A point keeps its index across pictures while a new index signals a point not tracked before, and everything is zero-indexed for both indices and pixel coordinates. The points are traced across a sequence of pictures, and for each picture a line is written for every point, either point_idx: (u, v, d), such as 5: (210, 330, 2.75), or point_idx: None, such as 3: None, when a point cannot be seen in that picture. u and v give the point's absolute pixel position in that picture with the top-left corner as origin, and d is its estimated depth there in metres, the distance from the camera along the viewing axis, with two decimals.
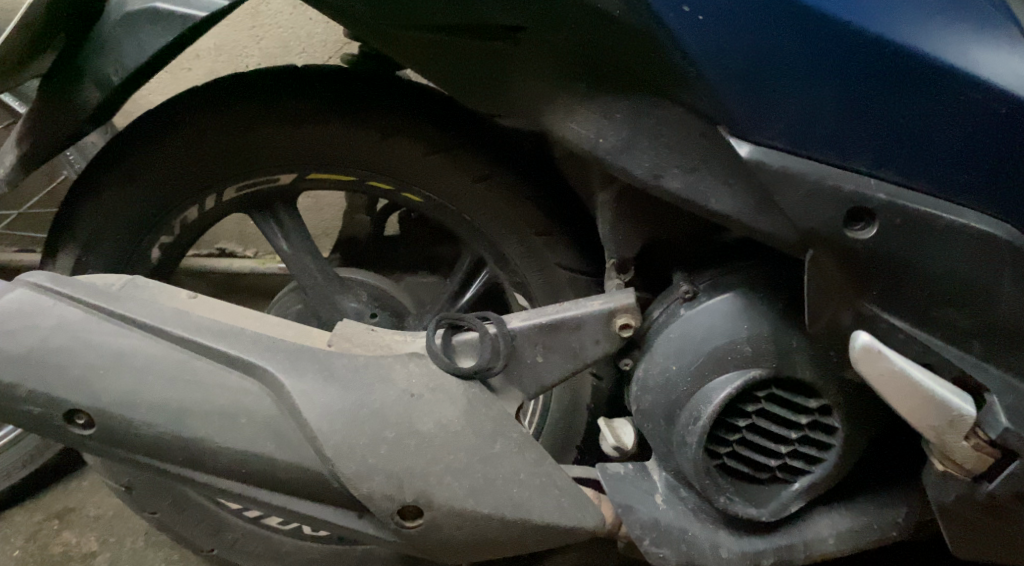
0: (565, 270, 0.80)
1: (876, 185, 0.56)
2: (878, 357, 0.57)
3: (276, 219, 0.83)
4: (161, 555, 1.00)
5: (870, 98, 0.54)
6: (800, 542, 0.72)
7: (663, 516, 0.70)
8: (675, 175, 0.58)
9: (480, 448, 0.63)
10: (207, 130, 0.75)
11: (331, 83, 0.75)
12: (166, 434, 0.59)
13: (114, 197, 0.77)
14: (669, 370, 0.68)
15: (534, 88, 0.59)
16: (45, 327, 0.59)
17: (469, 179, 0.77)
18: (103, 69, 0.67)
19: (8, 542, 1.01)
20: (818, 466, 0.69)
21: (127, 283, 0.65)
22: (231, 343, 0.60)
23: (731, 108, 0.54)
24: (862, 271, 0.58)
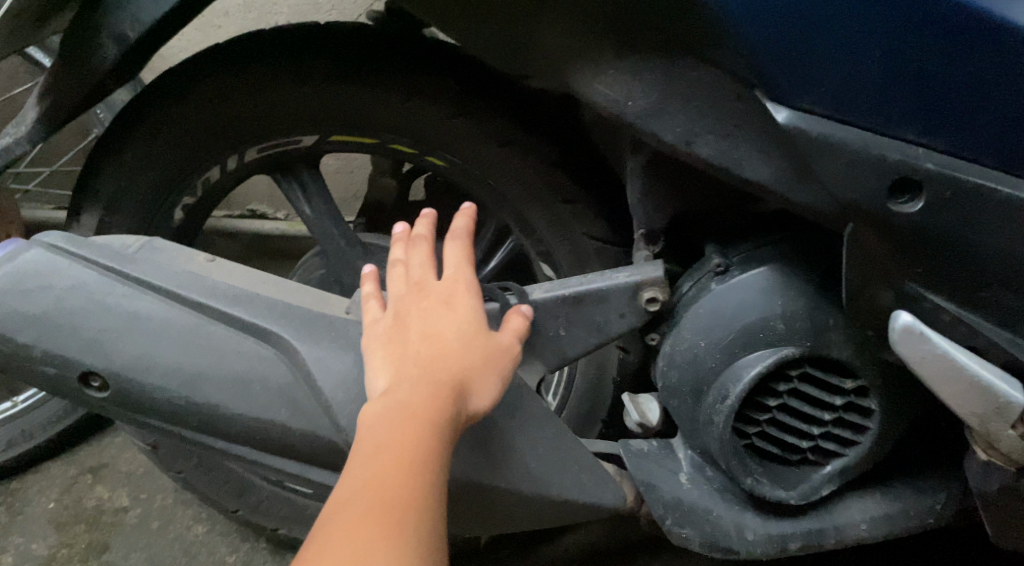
0: (592, 240, 0.77)
1: (924, 154, 0.52)
2: (920, 339, 0.53)
3: (300, 183, 0.81)
4: (190, 513, 1.02)
5: (921, 60, 0.49)
6: (832, 527, 0.69)
7: (687, 496, 0.68)
8: (708, 141, 0.54)
9: (498, 422, 0.62)
10: (226, 88, 0.73)
11: (351, 42, 0.72)
12: (181, 399, 0.59)
13: (134, 157, 0.76)
14: (697, 347, 0.65)
15: (566, 46, 0.55)
16: (61, 288, 0.58)
17: (494, 143, 0.74)
18: (120, 25, 0.65)
19: (44, 494, 1.04)
20: (852, 449, 0.65)
21: (144, 244, 0.63)
22: (246, 308, 0.59)
23: (767, 71, 0.50)
24: (908, 247, 0.54)
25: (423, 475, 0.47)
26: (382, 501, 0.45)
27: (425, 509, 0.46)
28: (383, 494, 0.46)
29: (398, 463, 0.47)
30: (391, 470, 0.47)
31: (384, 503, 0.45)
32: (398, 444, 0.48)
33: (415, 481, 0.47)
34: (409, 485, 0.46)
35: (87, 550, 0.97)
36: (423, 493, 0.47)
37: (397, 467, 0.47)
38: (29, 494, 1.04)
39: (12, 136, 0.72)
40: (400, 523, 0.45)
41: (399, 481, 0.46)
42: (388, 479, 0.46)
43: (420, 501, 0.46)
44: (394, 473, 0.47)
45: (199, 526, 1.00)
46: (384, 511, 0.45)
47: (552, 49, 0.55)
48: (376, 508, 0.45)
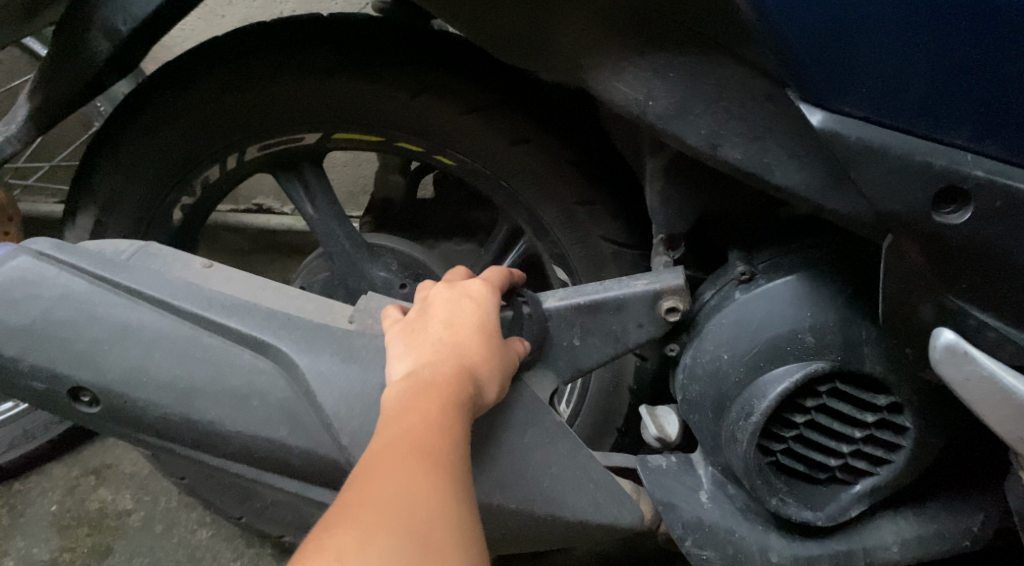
0: (608, 243, 0.73)
1: (973, 161, 0.47)
2: (965, 360, 0.50)
3: (303, 182, 0.77)
4: (194, 516, 1.00)
5: (973, 58, 0.45)
6: (861, 548, 0.65)
7: (707, 515, 0.65)
8: (736, 144, 0.50)
9: (508, 439, 0.59)
10: (225, 84, 0.69)
11: (356, 36, 0.68)
12: (175, 415, 0.56)
13: (130, 156, 0.72)
14: (720, 360, 0.61)
15: (584, 42, 0.51)
16: (50, 298, 0.55)
17: (506, 141, 0.70)
18: (112, 18, 0.62)
19: (46, 496, 1.02)
20: (884, 468, 0.61)
21: (139, 250, 0.61)
22: (243, 319, 0.56)
23: (803, 70, 0.46)
24: (954, 260, 0.49)
25: (454, 438, 0.46)
26: (417, 455, 0.43)
27: (457, 469, 0.44)
28: (417, 449, 0.44)
29: (428, 423, 0.45)
30: (423, 429, 0.45)
31: (419, 459, 0.43)
32: (428, 407, 0.46)
33: (447, 441, 0.45)
34: (443, 443, 0.45)
35: (90, 555, 0.95)
36: (455, 454, 0.45)
37: (428, 426, 0.45)
38: (31, 496, 1.02)
39: (2, 135, 0.69)
40: (437, 476, 0.43)
41: (431, 439, 0.45)
42: (419, 437, 0.44)
43: (453, 460, 0.44)
44: (427, 432, 0.45)
45: (203, 530, 0.98)
46: (419, 465, 0.43)
47: (568, 44, 0.51)
48: (411, 462, 0.43)
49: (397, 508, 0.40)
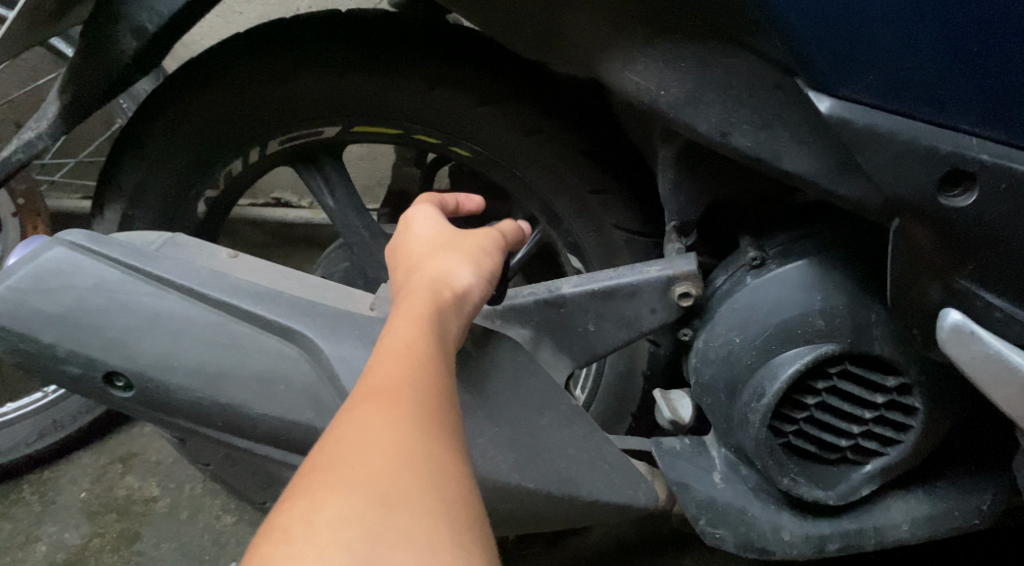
0: (621, 231, 0.75)
1: (978, 145, 0.49)
2: (971, 339, 0.51)
3: (322, 174, 0.79)
4: (218, 503, 1.03)
5: (977, 45, 0.47)
6: (872, 527, 0.67)
7: (721, 495, 0.66)
8: (745, 132, 0.51)
9: (526, 422, 0.62)
10: (247, 80, 0.71)
11: (373, 29, 0.70)
12: (204, 399, 0.58)
13: (155, 150, 0.75)
14: (732, 344, 0.63)
15: (598, 33, 0.52)
16: (82, 288, 0.57)
17: (521, 132, 0.72)
18: (139, 17, 0.64)
19: (76, 484, 1.05)
20: (894, 448, 0.63)
21: (167, 241, 0.64)
22: (268, 307, 0.58)
23: (811, 58, 0.48)
24: (960, 243, 0.51)
25: (438, 378, 0.44)
26: (397, 394, 0.42)
27: (443, 408, 0.43)
28: (397, 389, 0.42)
29: (408, 363, 0.44)
30: (402, 370, 0.44)
31: (399, 397, 0.42)
32: (406, 349, 0.45)
33: (430, 382, 0.43)
34: (425, 384, 0.43)
35: (118, 540, 0.98)
36: (439, 393, 0.43)
37: (408, 366, 0.44)
38: (61, 483, 1.05)
39: (34, 131, 0.71)
40: (421, 414, 0.41)
41: (413, 379, 0.43)
42: (399, 378, 0.43)
43: (437, 399, 0.43)
44: (408, 374, 0.43)
45: (228, 516, 1.01)
46: (400, 403, 0.41)
47: (582, 36, 0.53)
48: (390, 402, 0.41)
49: (375, 445, 0.39)
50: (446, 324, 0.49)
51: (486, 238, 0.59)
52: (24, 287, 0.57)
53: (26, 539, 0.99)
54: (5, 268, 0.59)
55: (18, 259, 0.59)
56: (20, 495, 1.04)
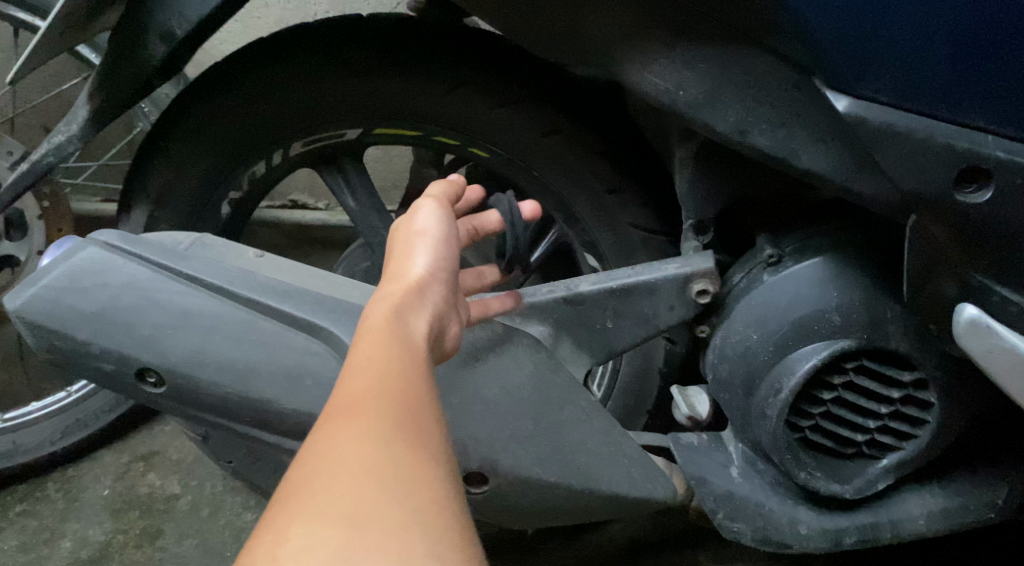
0: (638, 230, 0.76)
1: (993, 142, 0.50)
2: (988, 334, 0.52)
3: (343, 175, 0.81)
4: (239, 500, 1.04)
5: (989, 46, 0.48)
6: (887, 521, 0.68)
7: (738, 489, 0.67)
8: (763, 130, 0.52)
9: (547, 416, 0.63)
10: (271, 84, 0.73)
11: (395, 34, 0.72)
12: (234, 394, 0.60)
13: (181, 153, 0.76)
14: (749, 340, 0.64)
15: (619, 35, 0.53)
16: (115, 286, 0.59)
17: (539, 133, 0.73)
18: (167, 22, 0.66)
19: (99, 481, 1.07)
20: (910, 443, 0.64)
21: (195, 241, 0.65)
22: (296, 304, 0.60)
23: (829, 59, 0.49)
24: (976, 238, 0.52)
25: (411, 381, 0.41)
26: (362, 405, 0.39)
27: (420, 411, 0.40)
28: (366, 398, 0.39)
29: (374, 370, 0.41)
30: (371, 377, 0.41)
31: (368, 408, 0.39)
32: (373, 355, 0.42)
33: (403, 387, 0.41)
34: (396, 390, 0.40)
35: (142, 536, 1.00)
36: (415, 396, 0.40)
37: (375, 372, 0.41)
38: (84, 481, 1.07)
39: (64, 134, 0.72)
40: (387, 421, 0.38)
41: (383, 386, 0.40)
42: (368, 386, 0.40)
43: (412, 403, 0.40)
44: (377, 382, 0.40)
45: (249, 513, 1.03)
46: (369, 414, 0.39)
47: (602, 38, 0.54)
48: (358, 412, 0.39)
49: (339, 460, 0.36)
50: (406, 318, 0.47)
51: (425, 216, 0.56)
52: (59, 286, 0.59)
53: (52, 536, 1.01)
54: (40, 268, 0.60)
55: (53, 259, 0.60)
56: (45, 493, 1.06)
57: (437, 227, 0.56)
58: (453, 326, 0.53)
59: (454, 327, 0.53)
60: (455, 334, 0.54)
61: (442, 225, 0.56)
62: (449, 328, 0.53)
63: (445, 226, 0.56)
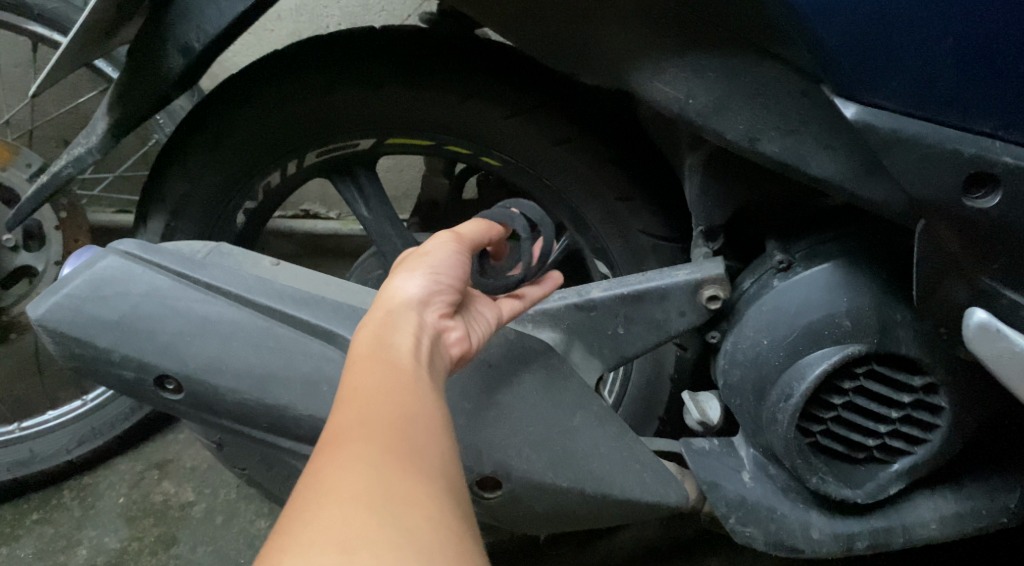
0: (649, 237, 0.77)
1: (1002, 148, 0.51)
2: (998, 337, 0.53)
3: (357, 185, 0.82)
4: (252, 508, 1.05)
5: (997, 52, 0.49)
6: (899, 526, 0.68)
7: (750, 494, 0.67)
8: (772, 138, 0.53)
9: (559, 421, 0.64)
10: (286, 95, 0.74)
11: (408, 46, 0.73)
12: (251, 400, 0.61)
13: (197, 164, 0.78)
14: (760, 346, 0.64)
15: (629, 45, 0.54)
16: (136, 294, 0.60)
17: (549, 142, 0.74)
18: (186, 36, 0.67)
19: (114, 489, 1.08)
20: (921, 446, 0.64)
21: (212, 250, 0.66)
22: (312, 311, 0.61)
23: (838, 66, 0.49)
24: (985, 242, 0.52)
25: (400, 405, 0.43)
26: (353, 434, 0.41)
27: (409, 434, 0.42)
28: (355, 426, 0.42)
29: (364, 399, 0.44)
30: (362, 406, 0.43)
31: (356, 436, 0.41)
32: (364, 384, 0.45)
33: (393, 411, 0.43)
34: (386, 416, 0.43)
35: (156, 543, 1.01)
36: (404, 419, 0.43)
37: (365, 402, 0.44)
38: (100, 488, 1.08)
39: (83, 146, 0.74)
40: (376, 447, 0.41)
41: (372, 413, 0.43)
42: (358, 415, 0.43)
43: (401, 427, 0.42)
44: (367, 410, 0.43)
45: (262, 520, 1.04)
46: (361, 442, 0.41)
47: (613, 48, 0.55)
48: (348, 441, 0.41)
49: (333, 489, 0.38)
50: (386, 337, 0.48)
51: (433, 240, 0.56)
52: (80, 294, 0.60)
53: (68, 543, 1.02)
54: (62, 277, 0.62)
55: (73, 268, 0.62)
56: (61, 500, 1.07)
57: (444, 250, 0.55)
58: (453, 333, 0.53)
59: (453, 333, 0.53)
60: (456, 340, 0.53)
61: (451, 249, 0.55)
62: (449, 336, 0.53)
63: (452, 249, 0.55)
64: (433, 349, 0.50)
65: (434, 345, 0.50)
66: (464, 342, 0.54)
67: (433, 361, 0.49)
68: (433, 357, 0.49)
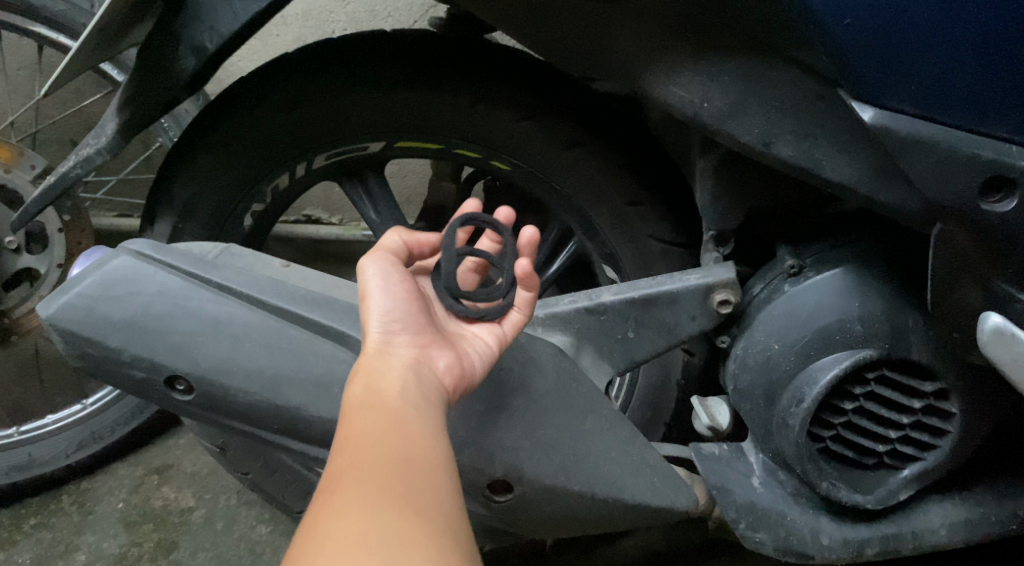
0: (658, 242, 0.77)
1: (1017, 152, 0.51)
2: (1013, 341, 0.53)
3: (366, 189, 0.82)
4: (253, 513, 1.04)
5: (1011, 57, 0.49)
6: (909, 532, 0.68)
7: (760, 499, 0.67)
8: (788, 142, 0.53)
9: (571, 424, 0.63)
10: (298, 98, 0.74)
11: (421, 50, 0.73)
12: (262, 401, 0.60)
13: (206, 165, 0.77)
14: (771, 350, 0.64)
15: (645, 49, 0.55)
16: (148, 294, 0.60)
17: (561, 146, 0.74)
18: (199, 37, 0.67)
19: (113, 494, 1.07)
20: (931, 453, 0.64)
21: (223, 251, 0.66)
22: (325, 312, 0.61)
23: (856, 69, 0.50)
24: (1000, 246, 0.53)
25: (396, 450, 0.45)
26: (349, 480, 0.43)
27: (405, 477, 0.43)
28: (352, 472, 0.43)
29: (357, 447, 0.45)
30: (358, 452, 0.45)
31: (354, 482, 0.42)
32: (357, 429, 0.46)
33: (387, 456, 0.44)
34: (382, 461, 0.44)
35: (156, 549, 1.00)
36: (401, 462, 0.44)
37: (358, 446, 0.45)
38: (99, 494, 1.07)
39: (92, 147, 0.73)
40: (371, 491, 0.42)
41: (368, 458, 0.44)
42: (356, 461, 0.44)
43: (397, 471, 0.44)
44: (363, 456, 0.44)
45: (263, 526, 1.03)
46: (356, 487, 0.42)
47: (628, 52, 0.55)
48: (345, 487, 0.42)
49: (331, 536, 0.39)
50: (373, 384, 0.50)
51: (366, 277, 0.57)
52: (91, 294, 0.60)
53: (66, 548, 1.00)
54: (73, 277, 0.61)
55: (84, 268, 0.61)
56: (59, 505, 1.06)
57: (375, 282, 0.56)
58: (439, 360, 0.55)
59: (441, 360, 0.55)
60: (446, 367, 0.55)
61: (382, 277, 0.56)
62: (434, 364, 0.54)
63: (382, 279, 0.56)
64: (422, 385, 0.51)
65: (422, 378, 0.52)
66: (454, 368, 0.55)
67: (426, 398, 0.50)
68: (423, 393, 0.51)
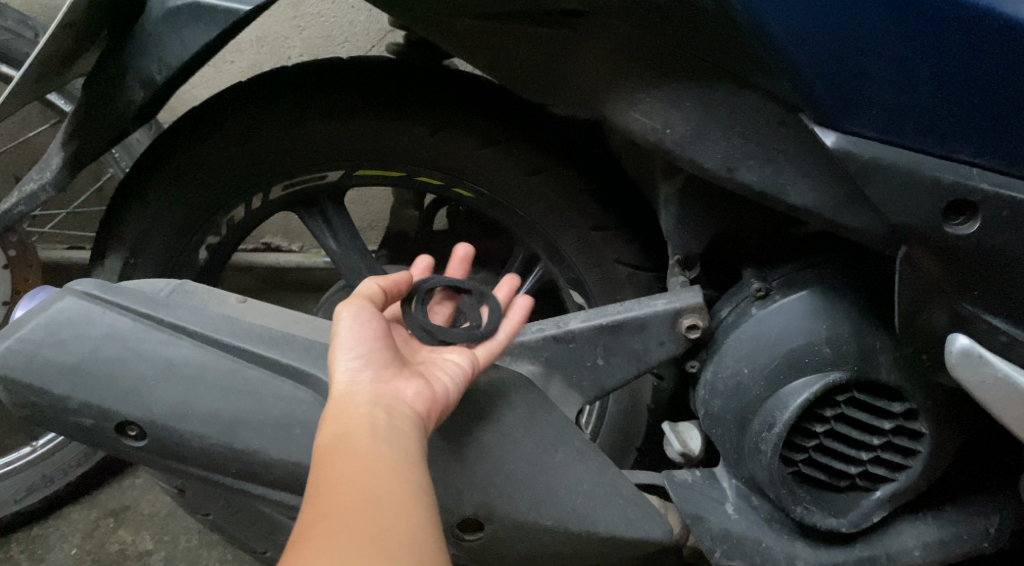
0: (624, 266, 0.77)
1: (979, 173, 0.51)
2: (980, 362, 0.53)
3: (325, 218, 0.80)
4: (215, 554, 1.00)
5: (973, 80, 0.49)
6: (884, 554, 0.68)
7: (735, 527, 0.66)
8: (751, 167, 0.53)
9: (542, 458, 0.62)
10: (252, 129, 0.72)
11: (380, 77, 0.72)
12: (219, 445, 0.58)
13: (160, 197, 0.74)
14: (741, 375, 0.63)
15: (604, 76, 0.54)
16: (95, 337, 0.57)
17: (523, 172, 0.74)
18: (147, 68, 0.65)
19: (65, 540, 1.02)
20: (903, 473, 0.63)
21: (176, 288, 0.63)
22: (283, 351, 0.58)
23: (816, 94, 0.50)
24: (963, 268, 0.53)
25: (369, 489, 0.43)
26: (322, 524, 0.41)
27: (378, 515, 0.42)
28: (323, 518, 0.41)
29: (330, 491, 0.43)
30: (331, 496, 0.43)
31: (327, 528, 0.41)
32: (331, 473, 0.44)
33: (360, 496, 0.42)
34: (355, 502, 0.42)
35: None
36: (374, 501, 0.42)
37: (330, 490, 0.43)
38: (50, 540, 1.02)
39: (37, 183, 0.69)
40: (346, 534, 0.40)
41: (340, 501, 0.42)
42: (327, 507, 0.42)
43: (371, 510, 0.42)
44: (336, 500, 0.42)
45: None
46: (328, 533, 0.40)
47: (587, 80, 0.55)
48: (319, 533, 0.40)
49: None
50: (343, 424, 0.47)
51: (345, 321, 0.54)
52: (35, 338, 0.57)
53: None
54: (16, 320, 0.58)
55: (28, 311, 0.58)
56: (8, 554, 1.00)
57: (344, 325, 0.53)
58: (408, 390, 0.52)
59: (409, 390, 0.52)
60: (415, 395, 0.52)
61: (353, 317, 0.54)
62: (404, 395, 0.51)
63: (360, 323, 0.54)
64: (393, 420, 0.49)
65: (391, 413, 0.49)
66: (425, 394, 0.53)
67: (397, 431, 0.48)
68: (395, 426, 0.48)
